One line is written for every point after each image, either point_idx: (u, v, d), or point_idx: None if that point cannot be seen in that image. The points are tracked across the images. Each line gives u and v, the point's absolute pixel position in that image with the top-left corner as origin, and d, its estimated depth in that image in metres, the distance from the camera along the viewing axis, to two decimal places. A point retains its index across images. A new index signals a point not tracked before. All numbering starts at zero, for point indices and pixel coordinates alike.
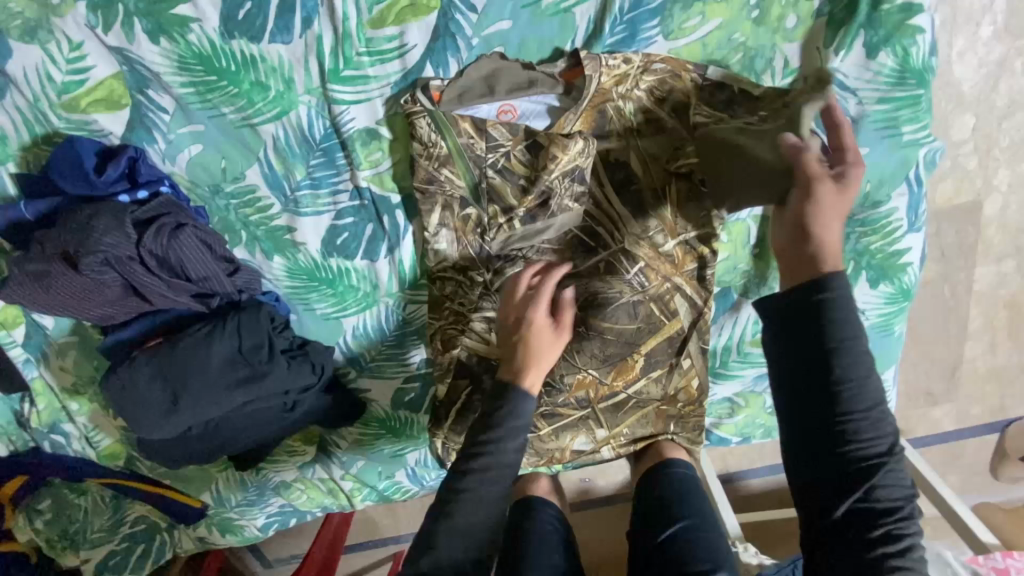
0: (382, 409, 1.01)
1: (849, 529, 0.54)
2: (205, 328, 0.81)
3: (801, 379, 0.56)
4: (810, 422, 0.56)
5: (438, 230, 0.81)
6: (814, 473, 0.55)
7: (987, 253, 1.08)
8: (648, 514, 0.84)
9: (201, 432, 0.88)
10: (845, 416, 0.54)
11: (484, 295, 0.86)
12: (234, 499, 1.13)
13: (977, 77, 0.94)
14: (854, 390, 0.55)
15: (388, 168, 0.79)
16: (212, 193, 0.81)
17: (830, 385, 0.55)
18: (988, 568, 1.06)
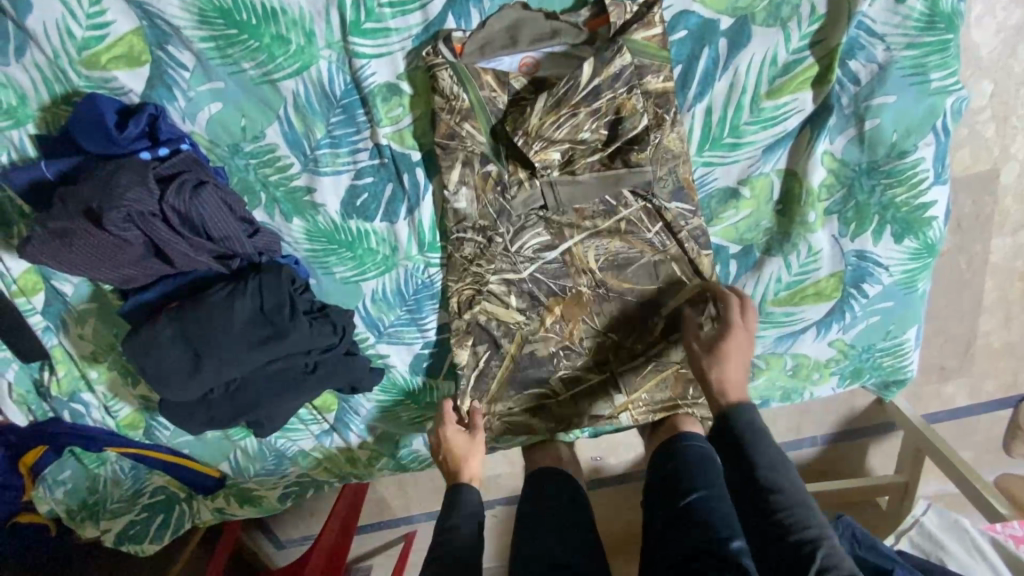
0: (400, 375, 1.02)
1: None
2: (227, 288, 0.81)
3: (737, 469, 0.72)
4: (751, 508, 0.69)
5: (458, 188, 0.80)
6: (762, 546, 0.67)
7: (1005, 225, 1.04)
8: (663, 488, 0.81)
9: (223, 394, 0.88)
10: (766, 483, 0.68)
11: (505, 256, 0.86)
12: (252, 470, 1.14)
13: (996, 43, 0.88)
14: (769, 469, 0.69)
15: (408, 125, 0.78)
16: (231, 152, 0.81)
17: (760, 482, 0.69)
18: (1006, 535, 1.06)
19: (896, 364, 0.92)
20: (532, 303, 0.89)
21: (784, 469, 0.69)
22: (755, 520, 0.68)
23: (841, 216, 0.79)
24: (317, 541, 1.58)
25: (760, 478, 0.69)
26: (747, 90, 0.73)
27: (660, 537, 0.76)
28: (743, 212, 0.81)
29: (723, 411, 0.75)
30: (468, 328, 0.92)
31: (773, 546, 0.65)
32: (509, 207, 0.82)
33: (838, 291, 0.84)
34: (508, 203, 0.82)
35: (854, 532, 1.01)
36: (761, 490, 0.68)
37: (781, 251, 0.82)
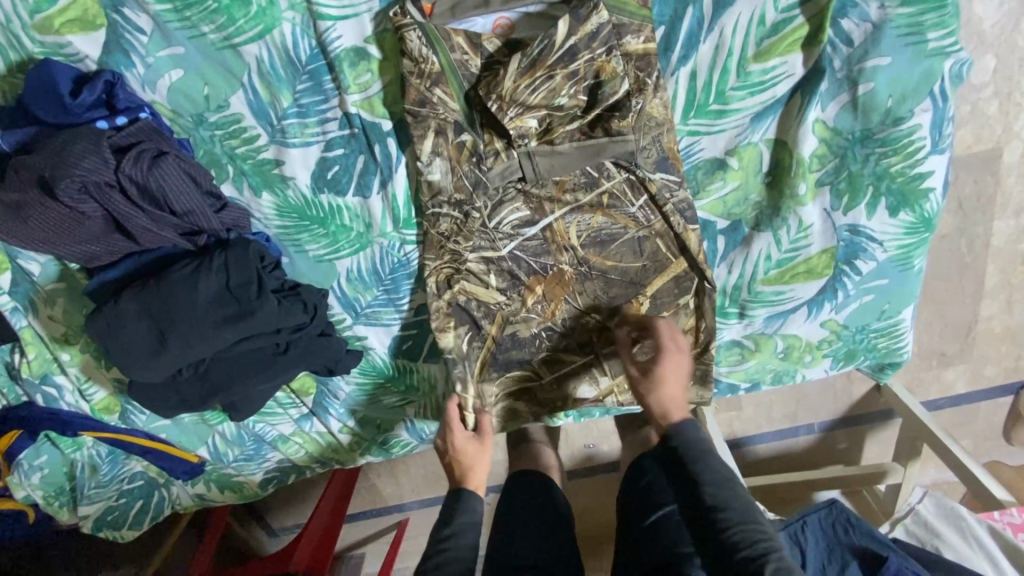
0: (379, 357, 0.99)
1: None
2: (191, 265, 0.78)
3: (687, 496, 0.71)
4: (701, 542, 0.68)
5: (431, 158, 0.76)
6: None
7: (1007, 206, 1.00)
8: (637, 500, 0.88)
9: (193, 376, 0.85)
10: (715, 507, 0.68)
11: (483, 232, 0.82)
12: (232, 455, 1.12)
13: (999, 16, 0.82)
14: (714, 489, 0.69)
15: (378, 92, 0.75)
16: (195, 123, 0.78)
17: (710, 505, 0.69)
18: (1004, 523, 1.04)
19: (891, 346, 0.89)
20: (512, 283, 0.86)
21: (729, 486, 0.70)
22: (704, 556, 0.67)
23: (833, 188, 0.75)
24: (306, 529, 1.57)
25: (705, 501, 0.69)
26: (733, 51, 0.69)
27: (635, 545, 0.83)
28: (730, 184, 0.77)
29: (665, 431, 0.78)
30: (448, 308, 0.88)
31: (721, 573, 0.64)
32: (486, 180, 0.78)
33: (830, 268, 0.80)
34: (484, 176, 0.77)
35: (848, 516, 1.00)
36: (708, 516, 0.68)
37: (770, 226, 0.78)
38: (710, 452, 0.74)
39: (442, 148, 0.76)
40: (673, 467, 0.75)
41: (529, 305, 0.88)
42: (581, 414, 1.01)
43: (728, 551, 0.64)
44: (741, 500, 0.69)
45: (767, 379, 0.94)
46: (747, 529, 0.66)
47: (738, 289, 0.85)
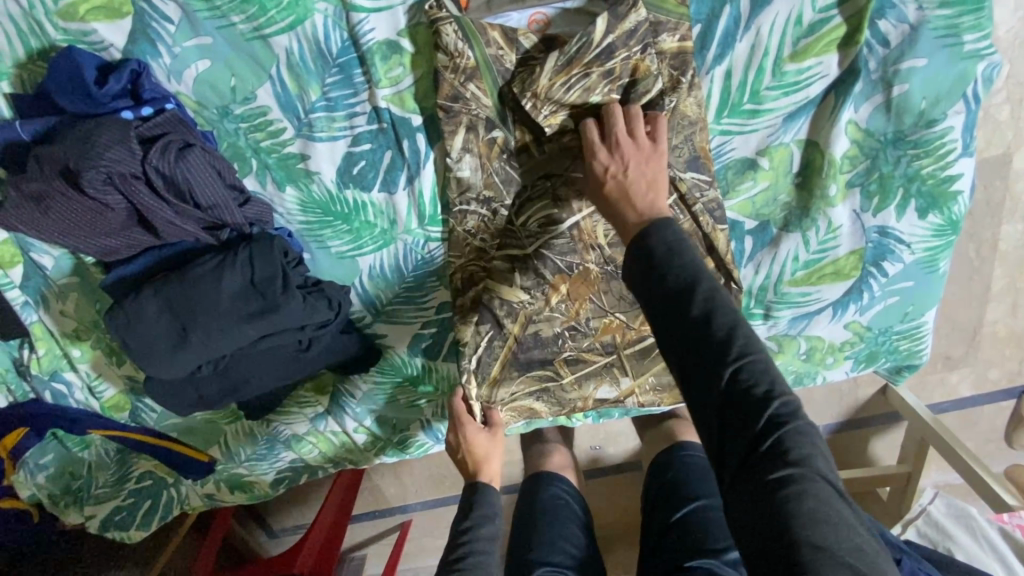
0: (398, 356, 0.97)
1: (761, 485, 0.49)
2: (215, 259, 0.76)
3: (677, 329, 0.56)
4: (688, 358, 0.55)
5: (461, 152, 0.76)
6: (716, 427, 0.53)
7: (1015, 210, 1.00)
8: (659, 499, 0.88)
9: (211, 373, 0.83)
10: (711, 334, 0.53)
11: (510, 230, 0.83)
12: (244, 454, 1.10)
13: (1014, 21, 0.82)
14: (715, 319, 0.54)
15: (409, 86, 0.74)
16: (220, 115, 0.76)
17: (710, 351, 0.53)
18: (1014, 525, 1.03)
19: (912, 349, 0.90)
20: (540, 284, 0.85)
21: (729, 310, 0.55)
22: (699, 373, 0.54)
23: (863, 189, 0.75)
24: (310, 529, 1.55)
25: (709, 330, 0.54)
26: (769, 51, 0.69)
27: (658, 542, 0.83)
28: (760, 184, 0.77)
29: (636, 237, 0.62)
30: (471, 304, 0.88)
31: (734, 430, 0.52)
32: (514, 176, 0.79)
33: (857, 269, 0.81)
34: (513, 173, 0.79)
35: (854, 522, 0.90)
36: (708, 347, 0.53)
37: (799, 225, 0.78)
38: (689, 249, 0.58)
39: (472, 144, 0.76)
40: (643, 273, 0.59)
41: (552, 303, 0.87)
42: (600, 415, 1.01)
43: (746, 405, 0.51)
44: (743, 327, 0.54)
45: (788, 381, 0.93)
46: (759, 378, 0.52)
47: (765, 290, 0.84)
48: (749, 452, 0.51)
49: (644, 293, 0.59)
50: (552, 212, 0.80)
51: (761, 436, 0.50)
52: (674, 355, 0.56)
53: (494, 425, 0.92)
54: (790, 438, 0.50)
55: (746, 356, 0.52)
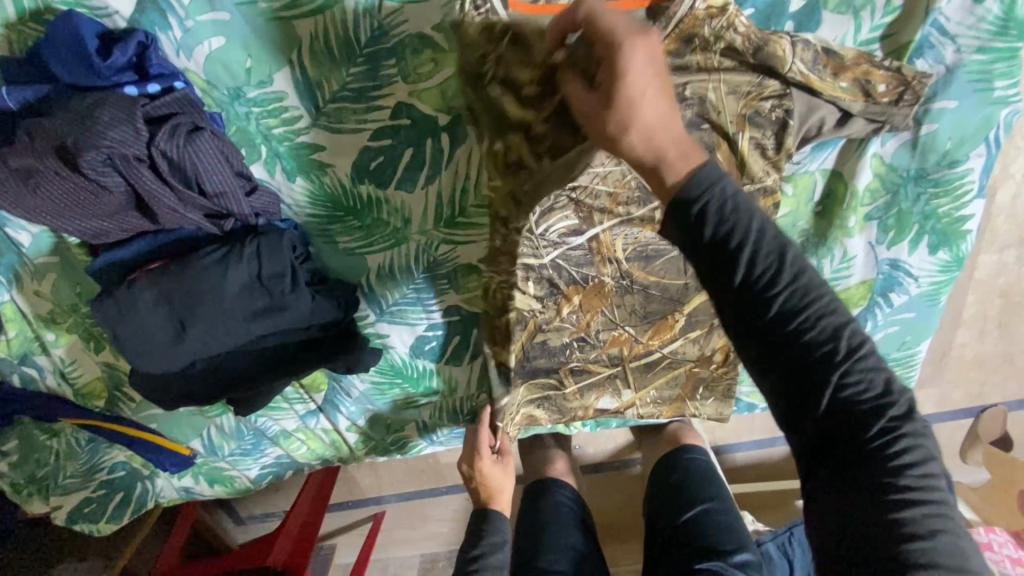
0: (399, 357, 0.95)
1: (860, 476, 0.47)
2: (220, 251, 0.72)
3: (761, 330, 0.49)
4: (781, 360, 0.48)
5: (496, 145, 0.71)
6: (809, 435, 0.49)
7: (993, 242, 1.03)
8: (667, 497, 0.91)
9: (206, 367, 0.80)
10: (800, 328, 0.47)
11: (527, 236, 0.77)
12: (227, 449, 1.06)
13: None
14: (812, 312, 0.47)
15: (439, 84, 0.70)
16: (231, 98, 0.72)
17: (810, 353, 0.47)
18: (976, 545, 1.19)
19: (904, 376, 0.92)
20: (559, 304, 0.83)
21: (819, 293, 0.48)
22: (789, 376, 0.48)
23: (881, 223, 0.76)
24: (286, 518, 1.52)
25: (799, 329, 0.47)
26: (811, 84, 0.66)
27: (665, 541, 0.86)
28: (783, 210, 0.76)
29: (683, 202, 0.50)
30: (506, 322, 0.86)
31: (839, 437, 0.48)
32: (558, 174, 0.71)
33: (865, 299, 0.83)
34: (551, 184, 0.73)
35: None
36: (804, 346, 0.47)
37: (815, 254, 0.79)
38: (750, 222, 0.48)
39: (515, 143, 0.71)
40: (701, 252, 0.50)
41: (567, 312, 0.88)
42: (598, 423, 1.01)
43: (855, 412, 0.47)
44: (840, 316, 0.47)
45: None
46: (869, 385, 0.47)
47: None
48: (855, 460, 0.48)
49: (717, 287, 0.50)
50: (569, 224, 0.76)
51: (870, 442, 0.47)
52: (752, 353, 0.50)
53: (505, 454, 0.97)
54: (901, 442, 0.47)
55: (852, 359, 0.47)
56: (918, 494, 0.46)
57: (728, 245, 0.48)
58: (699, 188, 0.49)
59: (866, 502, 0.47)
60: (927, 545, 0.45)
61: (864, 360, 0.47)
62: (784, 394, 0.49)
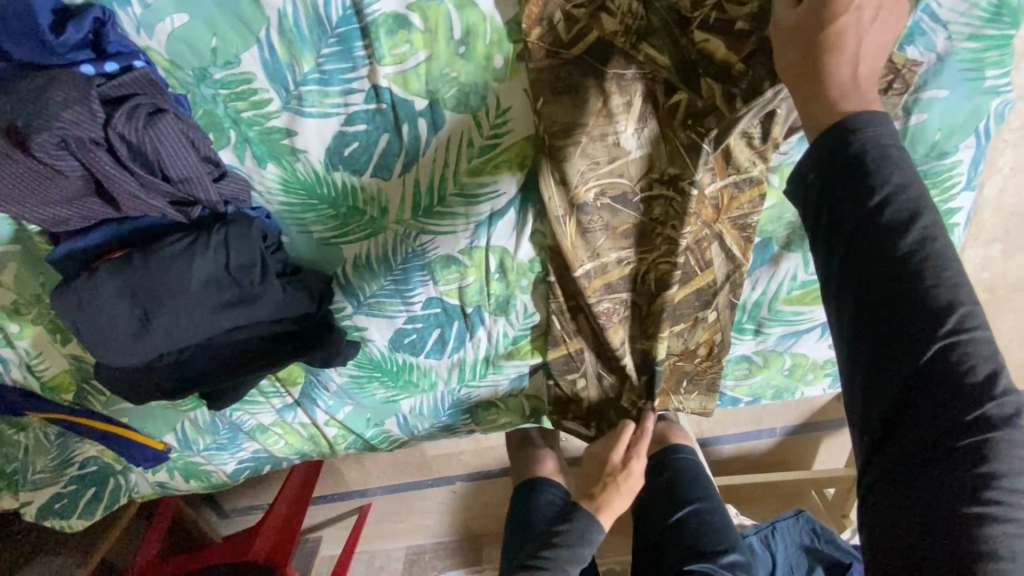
0: (377, 350, 0.92)
1: (942, 456, 0.47)
2: (185, 240, 0.69)
3: (877, 280, 0.50)
4: (892, 315, 0.49)
5: (619, 115, 0.69)
6: (892, 402, 0.49)
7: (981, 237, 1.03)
8: (659, 497, 0.96)
9: (174, 360, 0.77)
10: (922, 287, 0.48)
11: (589, 235, 0.78)
12: (202, 443, 1.04)
13: None
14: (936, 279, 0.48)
15: (415, 66, 0.67)
16: (197, 78, 0.69)
17: (917, 316, 0.48)
18: None
19: None
20: (630, 305, 0.84)
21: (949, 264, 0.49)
22: (889, 332, 0.49)
23: None
24: (269, 512, 1.50)
25: (917, 289, 0.49)
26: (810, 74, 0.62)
27: (658, 541, 0.93)
28: (768, 201, 0.75)
29: (831, 137, 0.52)
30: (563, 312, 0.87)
31: (927, 411, 0.48)
32: (654, 159, 0.72)
33: None
34: (634, 169, 0.73)
35: (814, 526, 1.23)
36: (913, 307, 0.49)
37: (802, 247, 0.78)
38: (896, 170, 0.51)
39: (627, 118, 0.70)
40: (831, 179, 0.52)
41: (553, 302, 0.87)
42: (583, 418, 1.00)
43: (950, 388, 0.47)
44: (964, 295, 0.48)
45: (768, 395, 0.96)
46: (974, 366, 0.47)
47: (758, 306, 0.84)
48: (937, 440, 0.47)
49: (842, 229, 0.52)
50: (647, 218, 0.77)
51: (963, 429, 0.46)
52: (854, 301, 0.51)
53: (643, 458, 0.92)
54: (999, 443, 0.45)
55: (963, 336, 0.47)
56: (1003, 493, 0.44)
57: (869, 185, 0.50)
58: (853, 123, 0.51)
59: (939, 485, 0.46)
60: (1004, 541, 0.43)
61: (972, 343, 0.47)
62: (882, 350, 0.50)
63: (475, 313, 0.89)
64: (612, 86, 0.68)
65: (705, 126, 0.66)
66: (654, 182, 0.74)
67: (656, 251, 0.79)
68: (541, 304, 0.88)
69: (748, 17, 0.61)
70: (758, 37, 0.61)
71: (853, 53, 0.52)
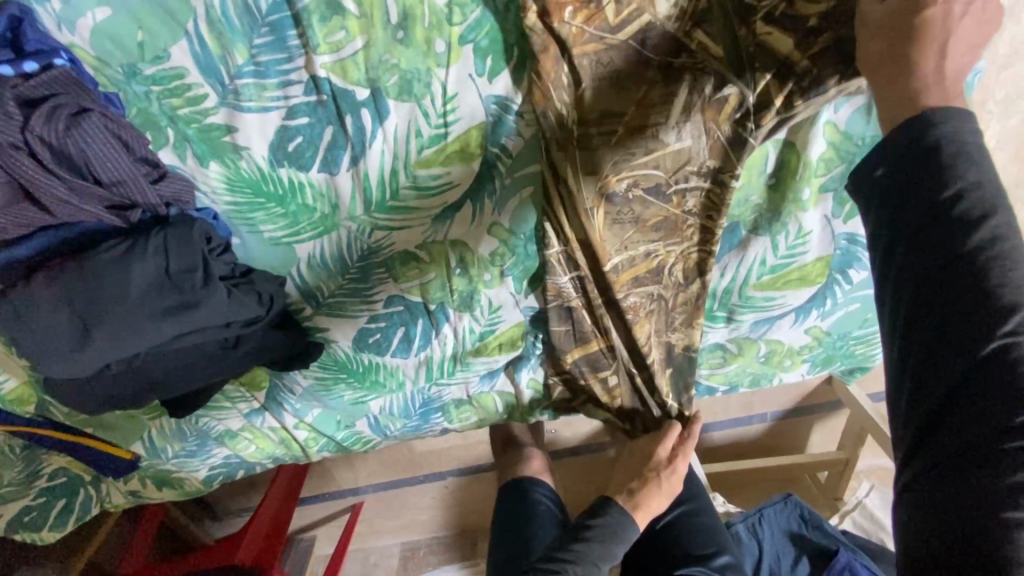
0: (342, 352, 0.90)
1: (987, 465, 0.45)
2: (122, 245, 0.66)
3: (935, 278, 0.48)
4: (948, 315, 0.48)
5: (659, 107, 0.65)
6: (938, 402, 0.48)
7: None
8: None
9: (124, 370, 0.74)
10: (982, 287, 0.47)
11: (618, 228, 0.74)
12: (171, 451, 1.01)
13: None
14: (1000, 278, 0.46)
15: (353, 54, 0.63)
16: (126, 75, 0.65)
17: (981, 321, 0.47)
18: None
19: (868, 352, 0.91)
20: (657, 299, 0.81)
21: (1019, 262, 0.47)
22: (943, 330, 0.48)
23: (837, 194, 0.73)
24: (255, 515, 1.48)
25: (975, 290, 0.47)
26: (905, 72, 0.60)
27: (645, 547, 0.91)
28: (733, 183, 0.72)
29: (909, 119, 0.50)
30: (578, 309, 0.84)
31: (968, 416, 0.46)
32: (696, 152, 0.68)
33: (823, 275, 0.79)
34: (671, 163, 0.68)
35: (801, 512, 1.22)
36: (966, 309, 0.47)
37: (770, 230, 0.75)
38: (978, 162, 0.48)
39: (670, 112, 0.65)
40: (899, 170, 0.51)
41: (528, 294, 0.84)
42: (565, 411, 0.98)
43: (995, 395, 0.45)
44: None
45: (745, 382, 0.94)
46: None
47: (728, 293, 0.82)
48: (984, 449, 0.46)
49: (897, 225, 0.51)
50: (679, 211, 0.73)
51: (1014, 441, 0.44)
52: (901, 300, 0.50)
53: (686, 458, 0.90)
54: None
55: (1023, 339, 0.45)
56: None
57: (937, 175, 0.49)
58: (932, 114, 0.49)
59: (981, 494, 0.45)
60: None
61: None
62: (933, 351, 0.48)
63: (440, 310, 0.86)
64: (655, 75, 0.64)
65: (754, 120, 0.64)
66: (691, 175, 0.70)
67: (685, 243, 0.76)
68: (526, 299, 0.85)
69: (820, 15, 0.59)
70: (829, 36, 0.59)
71: (941, 43, 0.51)
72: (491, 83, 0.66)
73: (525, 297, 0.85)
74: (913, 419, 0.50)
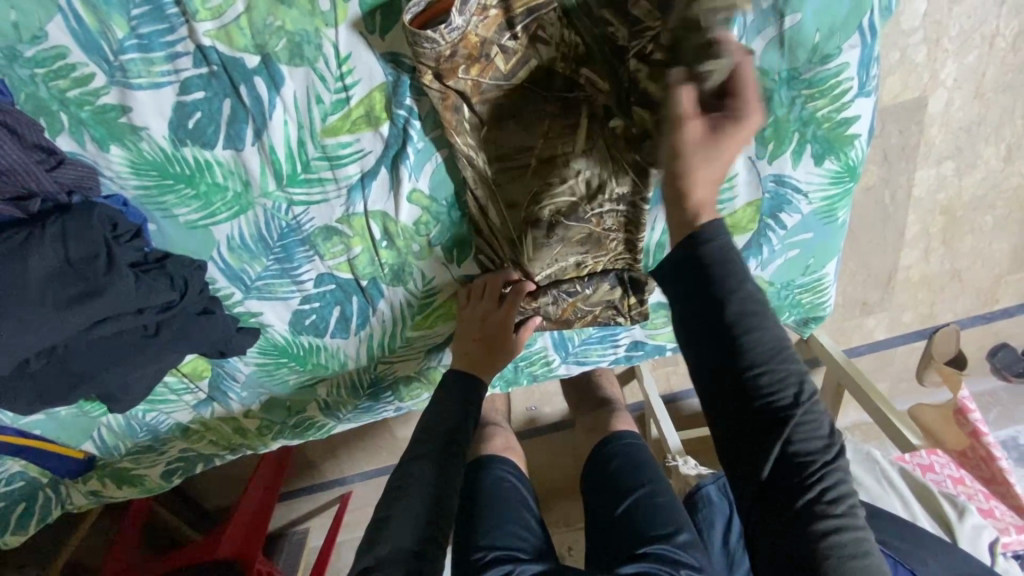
0: (280, 336, 0.88)
1: (764, 427, 0.55)
2: (19, 235, 0.65)
3: (705, 342, 0.56)
4: (716, 374, 0.56)
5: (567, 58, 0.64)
6: (743, 427, 0.56)
7: (928, 156, 1.04)
8: (603, 497, 0.88)
9: (44, 366, 0.72)
10: (730, 329, 0.55)
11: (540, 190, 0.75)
12: (124, 448, 1.00)
13: None
14: (746, 332, 0.55)
15: (235, 19, 0.61)
16: (7, 60, 0.61)
17: (721, 331, 0.55)
18: (946, 476, 1.15)
19: (815, 300, 0.90)
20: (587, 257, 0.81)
21: (761, 318, 0.55)
22: (716, 359, 0.56)
23: (758, 135, 0.71)
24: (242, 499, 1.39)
25: (726, 329, 0.55)
26: (807, 20, 0.63)
27: (605, 530, 0.85)
28: None
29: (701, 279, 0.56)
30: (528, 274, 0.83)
31: (743, 429, 0.56)
32: None
33: (754, 222, 0.79)
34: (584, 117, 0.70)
35: None
36: (717, 338, 0.56)
37: None
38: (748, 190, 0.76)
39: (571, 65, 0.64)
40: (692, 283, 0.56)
41: (461, 262, 0.83)
42: (533, 377, 1.00)
43: (745, 406, 0.55)
44: (757, 328, 0.55)
45: None
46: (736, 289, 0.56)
47: (661, 246, 0.83)
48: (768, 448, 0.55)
49: (720, 406, 0.57)
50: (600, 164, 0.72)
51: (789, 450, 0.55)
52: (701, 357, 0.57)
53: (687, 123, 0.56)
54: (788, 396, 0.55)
55: (746, 334, 0.55)
56: (818, 467, 0.54)
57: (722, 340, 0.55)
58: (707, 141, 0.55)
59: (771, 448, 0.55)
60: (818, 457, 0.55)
61: (748, 313, 0.55)
62: (730, 407, 0.56)
63: (372, 286, 0.84)
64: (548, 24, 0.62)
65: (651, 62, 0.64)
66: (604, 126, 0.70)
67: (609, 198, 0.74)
68: (459, 268, 0.84)
69: None
70: None
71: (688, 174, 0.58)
72: (384, 40, 0.64)
73: (457, 265, 0.83)
74: (741, 458, 0.57)
